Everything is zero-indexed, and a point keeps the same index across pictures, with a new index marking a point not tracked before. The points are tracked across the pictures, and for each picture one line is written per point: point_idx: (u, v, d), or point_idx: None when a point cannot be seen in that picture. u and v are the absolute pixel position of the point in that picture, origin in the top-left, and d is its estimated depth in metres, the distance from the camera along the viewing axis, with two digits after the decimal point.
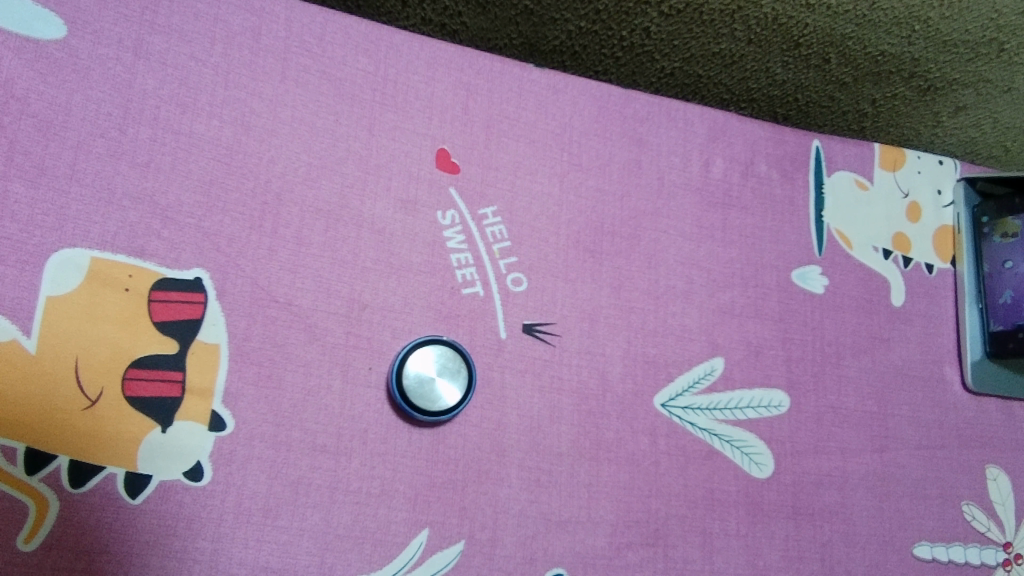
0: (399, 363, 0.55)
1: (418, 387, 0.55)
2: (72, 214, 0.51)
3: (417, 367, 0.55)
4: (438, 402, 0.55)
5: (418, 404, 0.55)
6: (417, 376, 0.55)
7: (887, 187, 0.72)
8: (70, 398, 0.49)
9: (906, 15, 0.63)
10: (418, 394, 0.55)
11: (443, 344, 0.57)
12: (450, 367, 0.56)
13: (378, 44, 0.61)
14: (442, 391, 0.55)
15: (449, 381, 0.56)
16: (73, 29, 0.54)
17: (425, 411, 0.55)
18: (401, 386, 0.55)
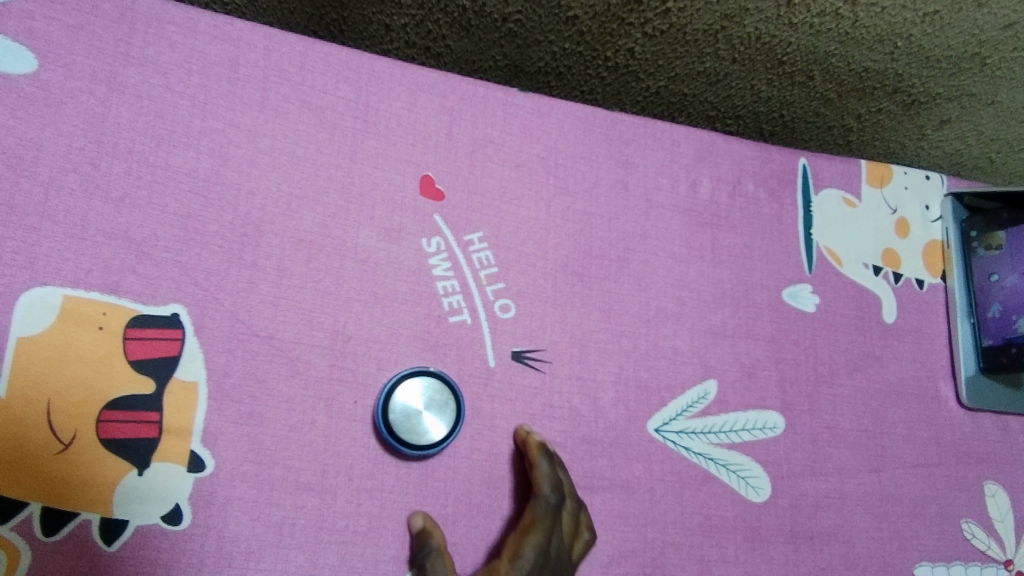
0: (385, 394, 0.54)
1: (404, 420, 0.53)
2: (44, 252, 0.50)
3: (404, 399, 0.54)
4: (425, 437, 0.53)
5: (404, 437, 0.53)
6: (404, 409, 0.54)
7: (875, 203, 0.71)
8: (41, 443, 0.47)
9: (889, 32, 0.62)
10: (404, 427, 0.53)
11: (430, 376, 0.55)
12: (437, 401, 0.55)
13: (359, 71, 0.60)
14: (429, 425, 0.54)
15: (436, 414, 0.54)
16: (45, 63, 0.52)
17: (411, 446, 0.53)
18: (386, 418, 0.53)
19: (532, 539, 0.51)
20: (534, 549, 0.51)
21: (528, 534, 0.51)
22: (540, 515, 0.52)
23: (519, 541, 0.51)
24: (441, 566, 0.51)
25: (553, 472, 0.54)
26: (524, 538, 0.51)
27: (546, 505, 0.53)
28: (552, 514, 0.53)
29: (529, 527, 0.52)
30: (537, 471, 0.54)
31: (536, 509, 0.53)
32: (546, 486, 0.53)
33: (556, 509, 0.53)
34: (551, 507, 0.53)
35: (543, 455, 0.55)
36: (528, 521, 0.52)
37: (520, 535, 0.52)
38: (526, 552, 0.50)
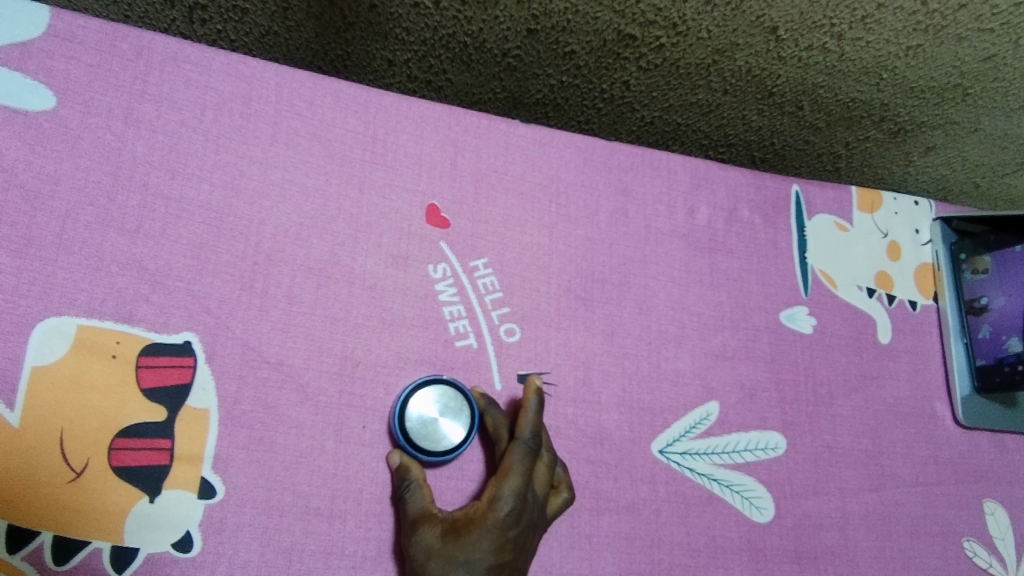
0: (401, 404, 0.55)
1: (421, 428, 0.54)
2: (59, 282, 0.51)
3: (419, 406, 0.55)
4: (442, 442, 0.54)
5: (422, 445, 0.54)
6: (419, 417, 0.54)
7: (866, 228, 0.73)
8: (54, 471, 0.48)
9: (873, 64, 0.63)
10: (422, 434, 0.54)
11: (444, 384, 0.56)
12: (452, 407, 0.56)
13: (367, 106, 0.62)
14: (446, 430, 0.55)
15: (453, 418, 0.55)
16: (63, 100, 0.54)
17: (429, 452, 0.54)
18: (403, 426, 0.54)
19: (510, 481, 0.51)
20: (511, 491, 0.51)
21: (505, 476, 0.52)
22: (519, 457, 0.52)
23: (497, 483, 0.52)
24: (422, 497, 0.52)
25: (536, 416, 0.54)
26: (500, 479, 0.52)
27: (525, 448, 0.52)
28: (531, 458, 0.52)
29: (507, 468, 0.52)
30: (520, 417, 0.54)
31: (515, 453, 0.52)
32: (526, 431, 0.53)
33: (535, 453, 0.53)
34: (529, 450, 0.52)
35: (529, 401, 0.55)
36: (507, 462, 0.52)
37: (497, 475, 0.53)
38: (503, 494, 0.51)
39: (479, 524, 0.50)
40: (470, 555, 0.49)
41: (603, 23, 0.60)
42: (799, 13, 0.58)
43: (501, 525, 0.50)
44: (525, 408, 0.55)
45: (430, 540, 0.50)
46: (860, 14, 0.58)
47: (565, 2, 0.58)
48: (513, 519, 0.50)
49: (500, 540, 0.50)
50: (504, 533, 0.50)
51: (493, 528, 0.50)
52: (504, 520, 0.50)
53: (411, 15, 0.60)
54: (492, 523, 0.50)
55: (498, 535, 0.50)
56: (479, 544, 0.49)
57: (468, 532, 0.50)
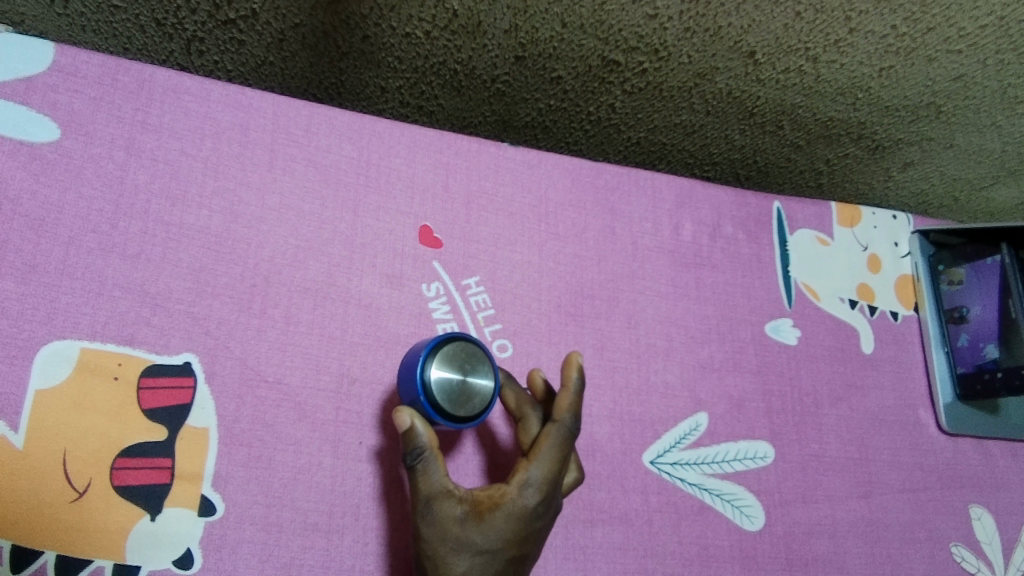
0: (427, 352, 0.52)
1: (445, 386, 0.51)
2: (62, 307, 0.52)
3: (445, 366, 0.52)
4: (462, 407, 0.51)
5: (440, 401, 0.50)
6: (445, 371, 0.52)
7: (846, 242, 0.75)
8: (57, 492, 0.49)
9: (849, 85, 0.65)
10: (443, 390, 0.51)
11: (474, 346, 0.53)
12: (479, 371, 0.52)
13: (361, 132, 0.64)
14: (469, 394, 0.51)
15: (480, 385, 0.52)
16: (66, 131, 0.56)
17: (447, 415, 0.50)
18: (424, 376, 0.51)
19: (545, 462, 0.51)
20: (546, 473, 0.50)
21: (539, 459, 0.51)
22: (556, 439, 0.52)
23: (529, 466, 0.50)
24: (437, 470, 0.49)
25: (577, 397, 0.54)
26: (535, 459, 0.51)
27: (563, 431, 0.52)
28: (566, 441, 0.52)
29: (543, 449, 0.51)
30: (559, 397, 0.54)
31: (553, 434, 0.52)
32: (566, 413, 0.53)
33: (571, 437, 0.52)
34: (567, 433, 0.52)
35: (571, 380, 0.54)
36: (543, 441, 0.52)
37: (528, 453, 0.52)
38: (537, 475, 0.50)
39: (505, 509, 0.48)
40: (490, 540, 0.47)
41: (588, 50, 0.62)
42: (774, 38, 0.60)
43: (528, 511, 0.49)
44: (565, 388, 0.54)
45: (446, 521, 0.47)
46: (832, 39, 0.60)
47: (551, 30, 0.60)
48: (540, 507, 0.50)
49: (525, 528, 0.49)
50: (529, 520, 0.49)
51: (521, 514, 0.49)
52: (532, 507, 0.49)
53: (402, 45, 0.62)
54: (520, 509, 0.49)
55: (523, 522, 0.49)
56: (503, 531, 0.48)
57: (492, 516, 0.48)
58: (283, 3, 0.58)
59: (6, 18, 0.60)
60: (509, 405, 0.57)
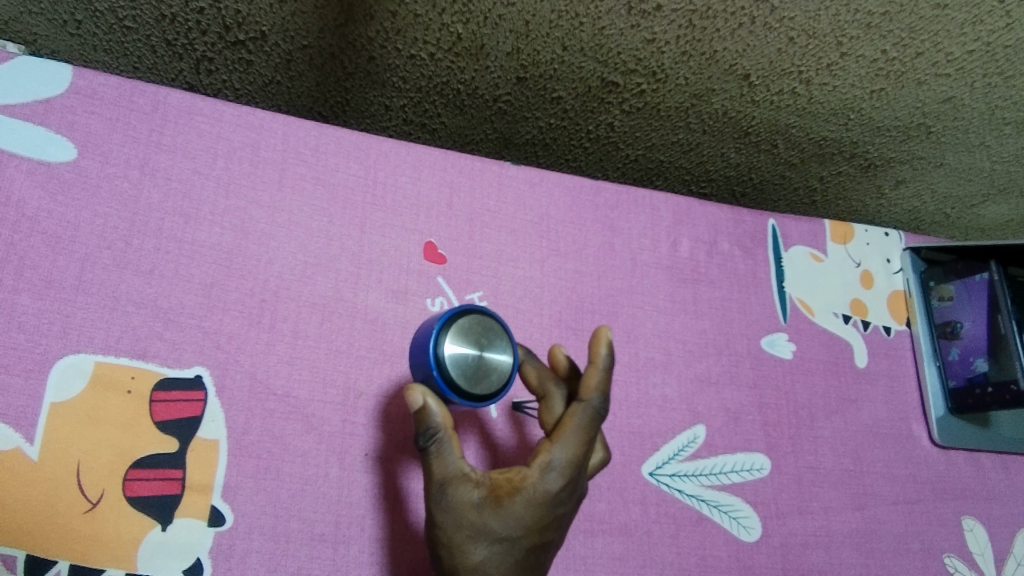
0: (441, 325, 0.51)
1: (460, 361, 0.49)
2: (78, 322, 0.54)
3: (460, 339, 0.50)
4: (479, 385, 0.49)
5: (455, 377, 0.49)
6: (460, 345, 0.50)
7: (840, 258, 0.77)
8: (71, 502, 0.50)
9: (841, 106, 0.67)
10: (459, 366, 0.49)
11: (491, 320, 0.51)
12: (496, 347, 0.50)
13: (368, 151, 0.66)
14: (485, 371, 0.50)
15: (497, 360, 0.50)
16: (83, 151, 0.57)
17: (463, 392, 0.49)
18: (438, 350, 0.49)
19: (570, 445, 0.48)
20: (570, 457, 0.47)
21: (564, 441, 0.48)
22: (582, 420, 0.48)
23: (553, 448, 0.47)
24: (452, 452, 0.46)
25: (607, 374, 0.51)
26: (559, 441, 0.48)
27: (590, 412, 0.49)
28: (593, 423, 0.49)
29: (568, 430, 0.48)
30: (587, 374, 0.50)
31: (578, 415, 0.49)
32: (594, 392, 0.49)
33: (598, 418, 0.49)
34: (594, 414, 0.49)
35: (600, 356, 0.51)
36: (568, 421, 0.48)
37: (552, 434, 0.49)
38: (561, 458, 0.47)
39: (526, 494, 0.46)
40: (509, 527, 0.45)
41: (588, 72, 0.64)
42: (768, 62, 0.62)
43: (551, 497, 0.46)
44: (593, 365, 0.51)
45: (462, 508, 0.45)
46: (825, 63, 0.62)
47: (552, 53, 0.62)
48: (563, 492, 0.47)
49: (547, 514, 0.46)
50: (551, 506, 0.46)
51: (543, 500, 0.46)
52: (555, 492, 0.46)
53: (407, 66, 0.64)
54: (542, 494, 0.46)
55: (545, 508, 0.46)
56: (523, 517, 0.45)
57: (511, 502, 0.45)
58: (292, 26, 0.60)
59: (20, 37, 0.62)
60: (531, 383, 0.54)
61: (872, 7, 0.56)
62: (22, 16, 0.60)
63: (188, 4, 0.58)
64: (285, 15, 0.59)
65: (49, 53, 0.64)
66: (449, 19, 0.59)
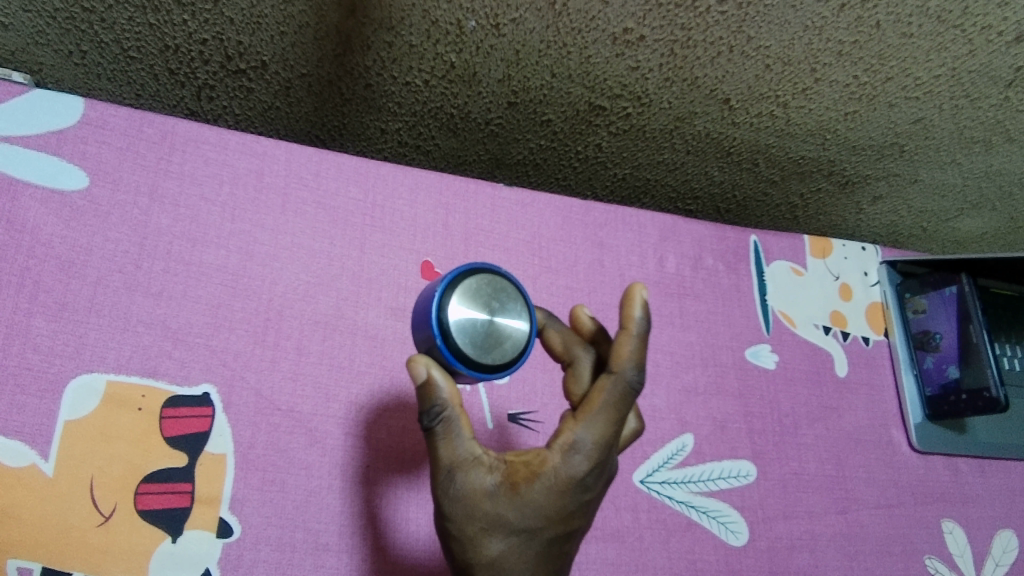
0: (445, 287, 0.47)
1: (468, 329, 0.45)
2: (90, 342, 0.56)
3: (467, 305, 0.46)
4: (489, 354, 0.45)
5: (463, 346, 0.45)
6: (466, 311, 0.46)
7: (819, 272, 0.80)
8: (85, 516, 0.53)
9: (818, 127, 0.70)
10: (466, 334, 0.45)
11: (501, 283, 0.47)
12: (507, 313, 0.46)
13: (366, 176, 0.69)
14: (496, 339, 0.45)
15: (510, 325, 0.46)
16: (95, 179, 0.60)
17: (471, 363, 0.45)
18: (441, 317, 0.45)
19: (596, 424, 0.43)
20: (595, 437, 0.43)
21: (590, 421, 0.43)
22: (610, 397, 0.44)
23: (577, 429, 0.43)
24: (461, 436, 0.43)
25: (641, 340, 0.45)
26: (583, 420, 0.43)
27: (620, 387, 0.44)
28: (624, 398, 0.44)
29: (594, 406, 0.43)
30: (619, 342, 0.45)
31: (607, 391, 0.44)
32: (626, 363, 0.44)
33: (630, 393, 0.44)
34: (626, 390, 0.44)
35: (633, 319, 0.45)
36: (595, 397, 0.44)
37: (577, 409, 0.44)
38: (586, 439, 0.43)
39: (547, 480, 0.42)
40: (527, 517, 0.42)
41: (576, 97, 0.67)
42: (747, 87, 0.65)
43: (575, 482, 0.42)
44: (626, 331, 0.45)
45: (474, 496, 0.41)
46: (800, 87, 0.65)
47: (542, 80, 0.65)
48: (590, 476, 0.43)
49: (572, 500, 0.42)
50: (575, 493, 0.42)
51: (566, 486, 0.42)
52: (580, 477, 0.42)
53: (403, 92, 0.67)
54: (565, 479, 0.42)
55: (569, 494, 0.42)
56: (544, 505, 0.42)
57: (528, 489, 0.42)
58: (292, 55, 0.63)
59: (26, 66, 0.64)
60: (556, 348, 0.50)
61: (843, 36, 0.59)
62: (28, 47, 0.62)
63: (192, 36, 0.61)
64: (286, 46, 0.62)
65: (54, 81, 0.66)
66: (443, 49, 0.62)
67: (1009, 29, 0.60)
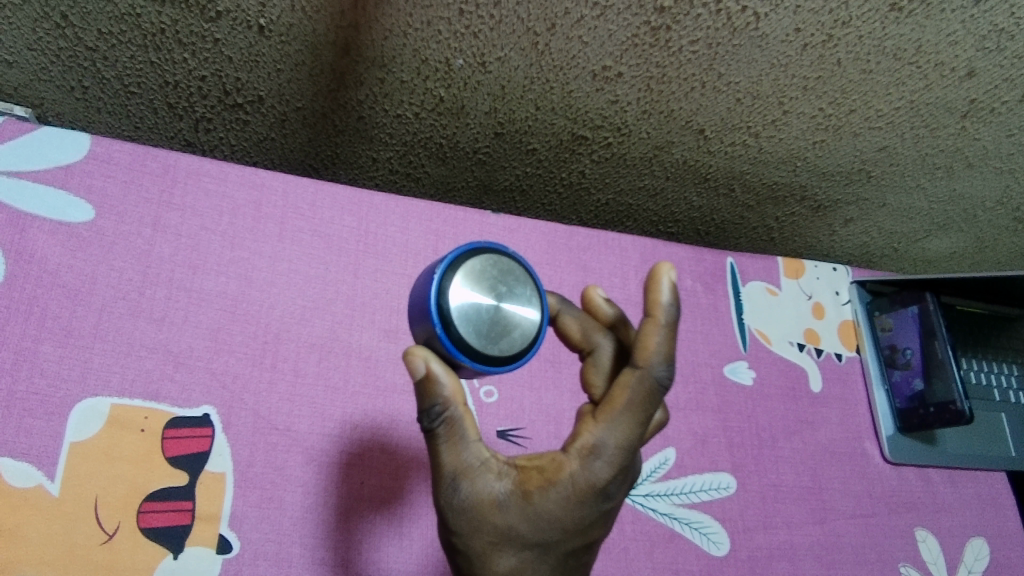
0: (445, 270, 0.45)
1: (473, 319, 0.44)
2: (95, 366, 0.59)
3: (471, 292, 0.45)
4: (495, 345, 0.44)
5: (466, 337, 0.43)
6: (467, 299, 0.44)
7: (793, 291, 0.84)
8: (89, 534, 0.54)
9: (789, 156, 0.74)
10: (470, 323, 0.44)
11: (506, 267, 0.46)
12: (513, 301, 0.45)
13: (360, 205, 0.72)
14: (502, 328, 0.44)
15: (516, 312, 0.45)
16: (101, 212, 0.63)
17: (475, 355, 0.44)
18: (441, 303, 0.44)
19: (619, 425, 0.42)
20: (616, 440, 0.42)
21: (612, 422, 0.42)
22: (634, 396, 0.42)
23: (598, 431, 0.42)
24: (467, 442, 0.43)
25: (670, 329, 0.43)
26: (605, 421, 0.42)
27: (644, 385, 0.43)
28: (649, 396, 0.43)
29: (617, 406, 0.42)
30: (646, 332, 0.43)
31: (630, 389, 0.43)
32: (652, 359, 0.43)
33: (656, 390, 0.43)
34: (652, 386, 0.43)
35: (661, 306, 0.43)
36: (618, 395, 0.43)
37: (599, 408, 0.44)
38: (607, 442, 0.42)
39: (564, 487, 0.42)
40: (541, 525, 0.41)
41: (559, 128, 0.70)
42: (720, 119, 0.69)
43: (597, 487, 0.42)
44: (652, 322, 0.43)
45: (482, 508, 0.41)
46: (769, 119, 0.69)
47: (526, 112, 0.68)
48: (613, 480, 0.42)
49: (592, 506, 0.42)
50: (593, 501, 0.42)
51: (586, 492, 0.41)
52: (602, 482, 0.42)
53: (394, 124, 0.70)
54: (586, 484, 0.41)
55: (589, 500, 0.42)
56: (561, 512, 0.41)
57: (543, 497, 0.41)
58: (287, 91, 0.66)
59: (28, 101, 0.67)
60: (574, 335, 0.49)
61: (807, 73, 0.63)
62: (31, 83, 0.65)
63: (191, 73, 0.64)
64: (282, 82, 0.65)
65: (55, 115, 0.69)
66: (432, 85, 0.65)
67: (961, 65, 0.64)
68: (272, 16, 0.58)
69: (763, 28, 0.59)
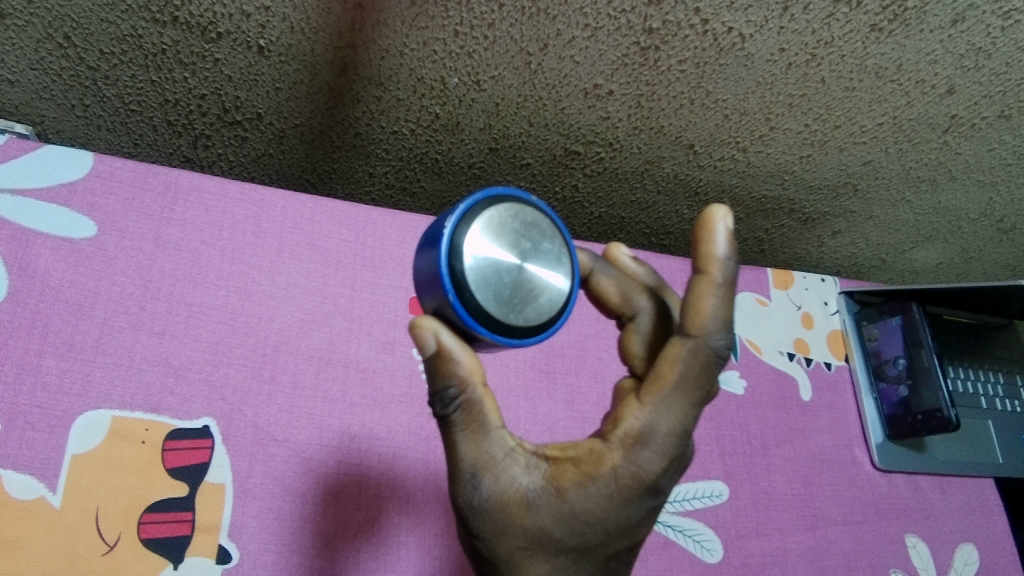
0: (456, 224, 0.43)
1: (494, 281, 0.42)
2: (96, 380, 0.60)
3: (489, 251, 0.42)
4: (516, 314, 0.42)
5: (485, 304, 0.41)
6: (486, 258, 0.42)
7: (782, 301, 0.85)
8: (91, 545, 0.55)
9: (776, 170, 0.76)
10: (490, 288, 0.42)
11: (527, 223, 0.44)
12: (535, 261, 0.43)
13: (357, 220, 0.74)
14: (524, 295, 0.42)
15: (538, 275, 0.43)
16: (103, 228, 0.64)
17: (496, 326, 0.42)
18: (453, 266, 0.42)
19: (669, 406, 0.43)
20: (661, 422, 0.43)
21: (659, 405, 0.43)
22: (681, 373, 0.43)
23: (643, 415, 0.43)
24: (486, 432, 0.43)
25: (724, 288, 0.44)
26: (651, 403, 0.43)
27: (692, 360, 0.43)
28: (698, 371, 0.43)
29: (662, 383, 0.43)
30: (702, 293, 0.44)
31: (678, 365, 0.43)
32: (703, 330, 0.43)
33: (704, 365, 0.43)
34: (699, 360, 0.43)
35: (716, 262, 0.44)
36: (667, 372, 0.43)
37: (644, 387, 0.44)
38: (652, 425, 0.43)
39: (604, 480, 0.42)
40: (579, 521, 0.42)
41: (552, 143, 0.72)
42: (709, 134, 0.71)
43: (644, 476, 0.42)
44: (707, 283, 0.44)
45: (507, 508, 0.42)
46: (757, 134, 0.71)
47: (520, 128, 0.70)
48: (661, 465, 0.43)
49: (638, 496, 0.42)
50: (638, 492, 0.42)
51: (630, 482, 0.42)
52: (648, 471, 0.42)
53: (390, 140, 0.72)
54: (632, 474, 0.42)
55: (634, 491, 0.42)
56: (602, 507, 0.42)
57: (581, 492, 0.42)
58: (286, 108, 0.68)
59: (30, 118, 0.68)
60: (611, 296, 0.50)
61: (792, 90, 0.65)
62: (33, 101, 0.66)
63: (191, 91, 0.66)
64: (280, 100, 0.67)
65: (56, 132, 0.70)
66: (428, 102, 0.67)
67: (940, 83, 0.66)
68: (271, 37, 0.60)
69: (748, 47, 0.60)
